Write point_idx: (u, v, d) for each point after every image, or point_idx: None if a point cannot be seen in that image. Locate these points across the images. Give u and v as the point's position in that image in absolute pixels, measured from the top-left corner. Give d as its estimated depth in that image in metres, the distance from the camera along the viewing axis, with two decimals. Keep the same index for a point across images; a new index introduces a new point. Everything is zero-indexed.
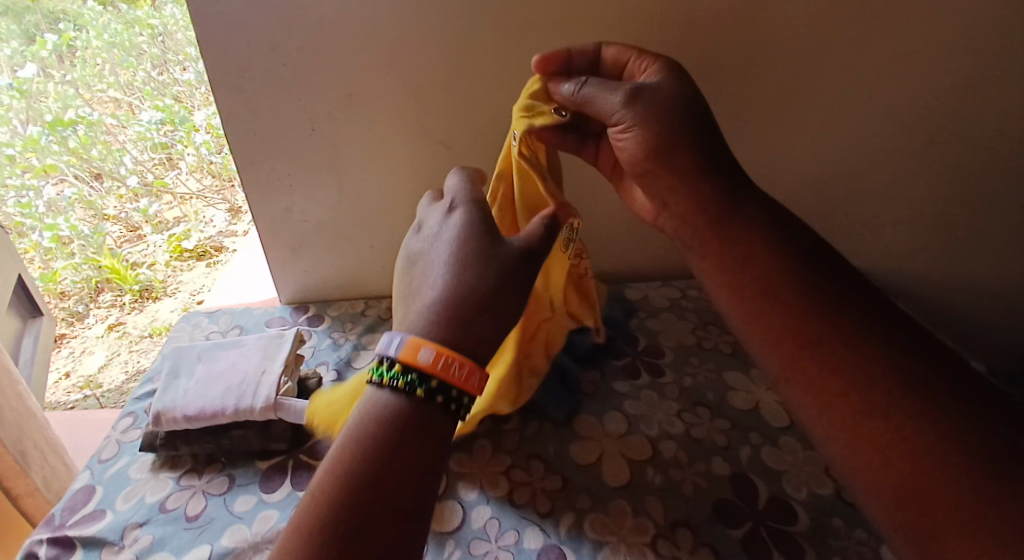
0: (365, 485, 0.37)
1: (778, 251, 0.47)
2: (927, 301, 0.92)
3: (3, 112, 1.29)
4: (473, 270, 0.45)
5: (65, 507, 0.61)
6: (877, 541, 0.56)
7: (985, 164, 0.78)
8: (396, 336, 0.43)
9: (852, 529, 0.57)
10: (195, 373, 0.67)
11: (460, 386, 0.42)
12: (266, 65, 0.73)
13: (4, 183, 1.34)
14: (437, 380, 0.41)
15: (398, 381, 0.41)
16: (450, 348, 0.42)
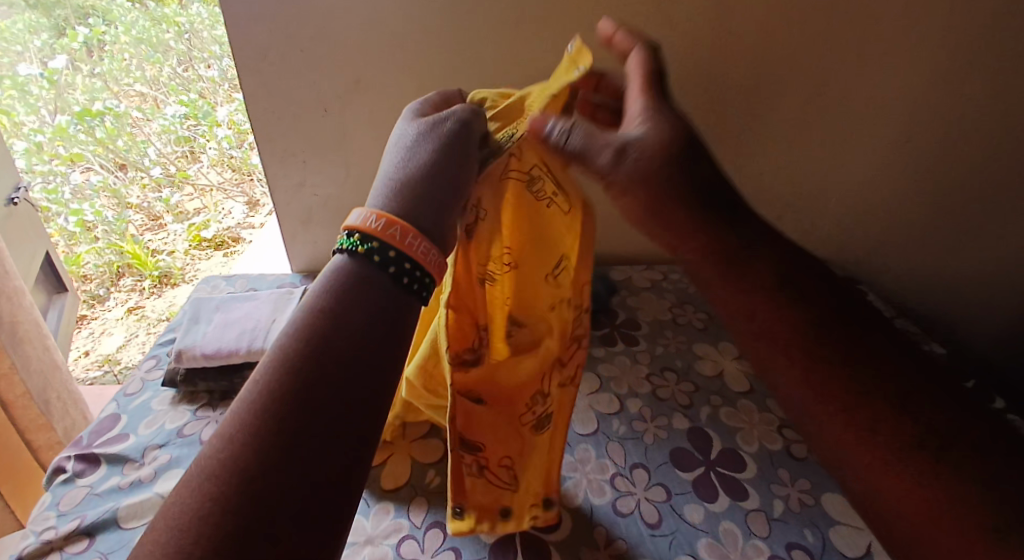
0: (305, 372, 0.32)
1: (789, 304, 0.38)
2: (878, 288, 1.03)
3: (33, 102, 1.42)
4: (441, 151, 0.44)
5: (92, 431, 0.70)
6: (816, 487, 0.62)
7: (923, 152, 0.89)
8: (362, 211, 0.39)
9: (795, 478, 0.63)
10: (214, 320, 0.76)
11: (426, 267, 0.38)
12: (285, 49, 0.81)
13: (32, 169, 1.46)
14: (394, 249, 0.37)
15: (356, 250, 0.37)
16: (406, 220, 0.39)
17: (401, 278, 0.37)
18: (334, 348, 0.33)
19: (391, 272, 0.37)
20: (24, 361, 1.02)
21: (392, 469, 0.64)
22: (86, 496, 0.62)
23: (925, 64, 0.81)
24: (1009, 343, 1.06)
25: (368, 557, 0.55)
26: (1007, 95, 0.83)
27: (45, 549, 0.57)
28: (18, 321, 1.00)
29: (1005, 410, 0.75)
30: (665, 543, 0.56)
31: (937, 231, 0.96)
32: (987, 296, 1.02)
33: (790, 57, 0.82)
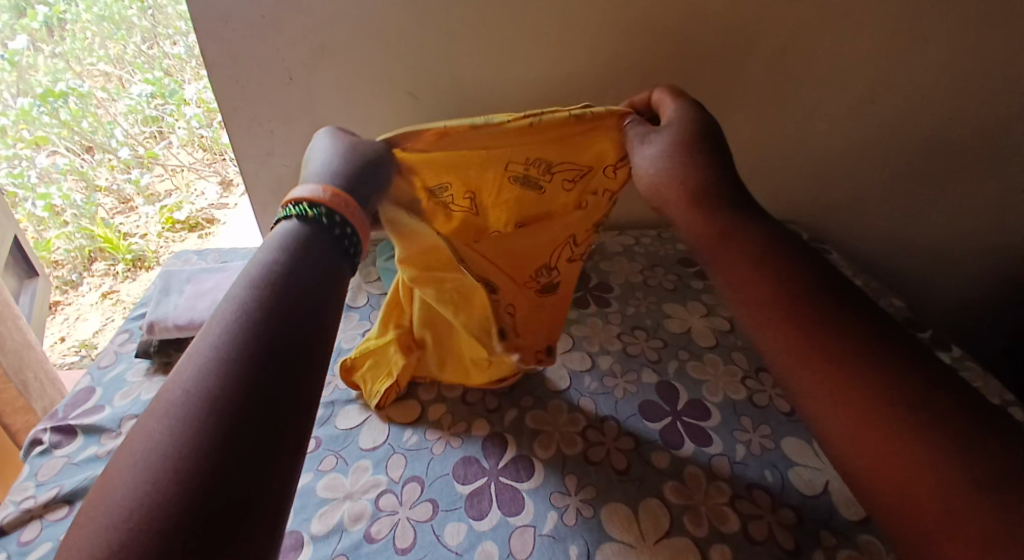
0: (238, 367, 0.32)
1: (775, 246, 0.40)
2: (839, 245, 1.07)
3: None
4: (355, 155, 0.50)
5: (68, 403, 0.70)
6: (778, 432, 0.65)
7: (884, 114, 0.91)
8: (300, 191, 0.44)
9: (758, 424, 0.66)
10: (185, 291, 0.78)
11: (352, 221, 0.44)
12: (247, 16, 0.80)
13: None
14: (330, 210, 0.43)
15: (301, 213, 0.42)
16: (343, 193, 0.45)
17: (339, 236, 0.42)
18: (278, 315, 0.35)
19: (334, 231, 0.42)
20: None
21: (369, 429, 0.66)
22: (64, 465, 0.63)
23: (887, 22, 0.82)
24: (971, 296, 1.09)
25: (348, 511, 0.57)
26: (966, 52, 0.84)
27: (26, 518, 0.58)
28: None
29: (961, 358, 0.79)
30: (633, 486, 0.59)
31: (901, 189, 0.98)
32: (950, 251, 1.05)
33: (754, 19, 0.82)
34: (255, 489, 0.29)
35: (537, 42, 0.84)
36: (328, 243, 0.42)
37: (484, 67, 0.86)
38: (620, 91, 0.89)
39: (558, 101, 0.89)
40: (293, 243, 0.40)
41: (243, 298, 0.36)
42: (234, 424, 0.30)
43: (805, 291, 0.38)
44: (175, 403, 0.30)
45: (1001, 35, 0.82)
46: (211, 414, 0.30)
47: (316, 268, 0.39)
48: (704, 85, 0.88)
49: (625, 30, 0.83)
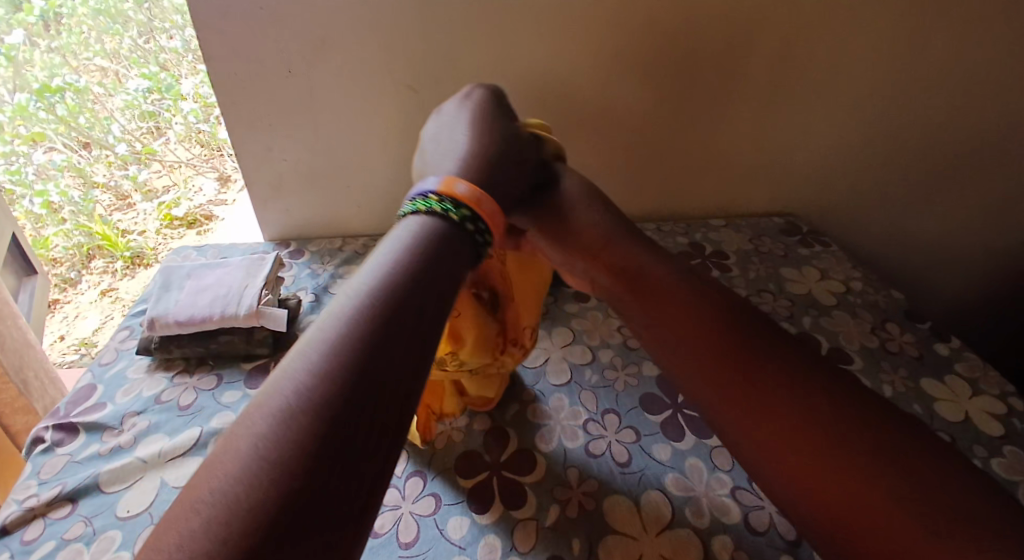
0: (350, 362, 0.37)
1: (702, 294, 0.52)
2: (841, 238, 1.06)
3: None
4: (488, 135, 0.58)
5: (70, 401, 0.70)
6: None
7: (888, 103, 0.90)
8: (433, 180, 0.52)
9: None
10: (185, 287, 0.78)
11: (488, 224, 0.52)
12: (245, 9, 0.79)
13: None
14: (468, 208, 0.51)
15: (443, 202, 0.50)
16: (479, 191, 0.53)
17: (473, 237, 0.50)
18: (402, 314, 0.40)
19: (460, 223, 0.50)
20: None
21: None
22: (66, 463, 0.63)
23: (891, 11, 0.81)
24: (971, 288, 1.09)
25: None
26: (969, 41, 0.83)
27: (29, 517, 0.58)
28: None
29: (961, 349, 0.79)
30: (634, 479, 0.59)
31: (901, 182, 0.98)
32: (950, 243, 1.04)
33: (756, 8, 0.81)
34: (343, 477, 0.33)
35: (537, 34, 0.83)
36: (461, 242, 0.49)
37: (484, 60, 0.85)
38: (622, 84, 0.88)
39: (559, 95, 0.89)
40: (418, 245, 0.46)
41: (366, 299, 0.40)
42: (343, 404, 0.35)
43: (741, 332, 0.48)
44: (302, 381, 0.36)
45: (1006, 23, 0.82)
46: (327, 395, 0.35)
47: (428, 273, 0.44)
48: (706, 76, 0.87)
49: (626, 22, 0.83)
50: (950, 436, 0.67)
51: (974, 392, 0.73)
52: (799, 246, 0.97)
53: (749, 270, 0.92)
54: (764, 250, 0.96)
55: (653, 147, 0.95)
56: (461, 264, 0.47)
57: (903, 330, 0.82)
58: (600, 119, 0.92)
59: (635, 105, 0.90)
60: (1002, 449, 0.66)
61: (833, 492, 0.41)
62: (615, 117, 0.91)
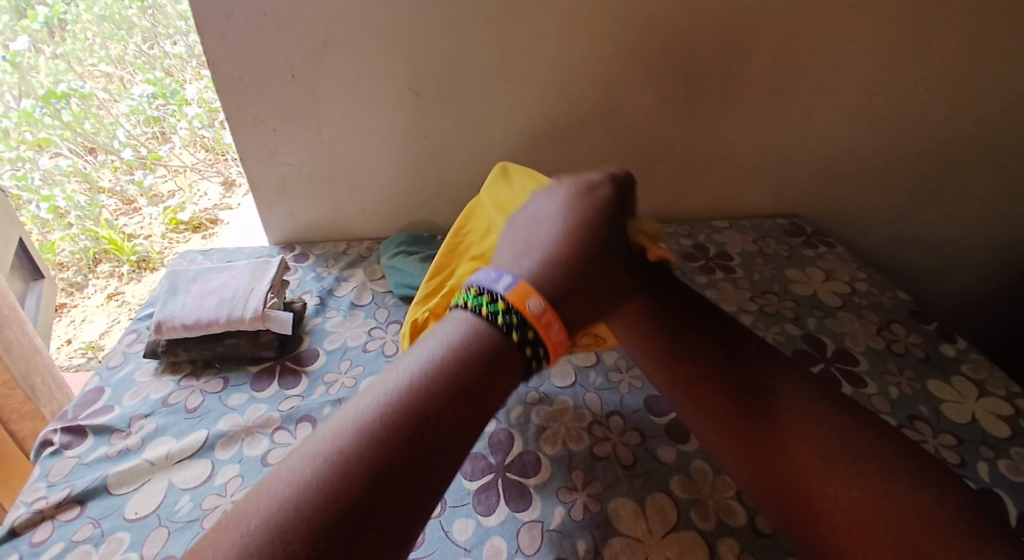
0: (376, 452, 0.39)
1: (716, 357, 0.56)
2: (847, 240, 1.06)
3: None
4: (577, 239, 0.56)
5: (77, 404, 0.70)
6: None
7: (890, 103, 0.90)
8: (506, 280, 0.50)
9: None
10: (191, 290, 0.78)
11: (542, 339, 0.49)
12: (248, 14, 0.80)
13: None
14: (533, 330, 0.48)
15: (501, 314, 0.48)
16: (548, 309, 0.50)
17: (524, 352, 0.48)
18: (426, 413, 0.42)
19: (519, 343, 0.48)
20: (5, 347, 1.01)
21: None
22: (75, 466, 0.63)
23: (891, 11, 0.82)
24: (975, 287, 1.09)
25: None
26: (969, 41, 0.84)
27: (37, 518, 0.58)
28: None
29: (968, 350, 0.78)
30: (640, 482, 0.59)
31: (905, 180, 0.98)
32: (954, 242, 1.04)
33: (756, 9, 0.82)
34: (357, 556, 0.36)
35: (539, 37, 0.84)
36: (505, 351, 0.47)
37: (486, 63, 0.86)
38: (623, 85, 0.88)
39: (561, 98, 0.89)
40: (475, 335, 0.47)
41: (395, 391, 0.42)
42: (360, 495, 0.38)
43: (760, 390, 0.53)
44: (327, 463, 0.39)
45: (1005, 21, 0.82)
46: (344, 484, 0.38)
47: (460, 370, 0.44)
48: (707, 77, 0.87)
49: (626, 23, 0.83)
50: (957, 437, 0.67)
51: (981, 393, 0.73)
52: (803, 247, 0.97)
53: (753, 272, 0.92)
54: (768, 251, 0.96)
55: (655, 148, 0.95)
56: (500, 374, 0.46)
57: (909, 330, 0.82)
58: (602, 121, 0.92)
59: (636, 108, 0.90)
60: (1009, 450, 0.66)
61: (858, 513, 0.43)
62: (616, 118, 0.91)
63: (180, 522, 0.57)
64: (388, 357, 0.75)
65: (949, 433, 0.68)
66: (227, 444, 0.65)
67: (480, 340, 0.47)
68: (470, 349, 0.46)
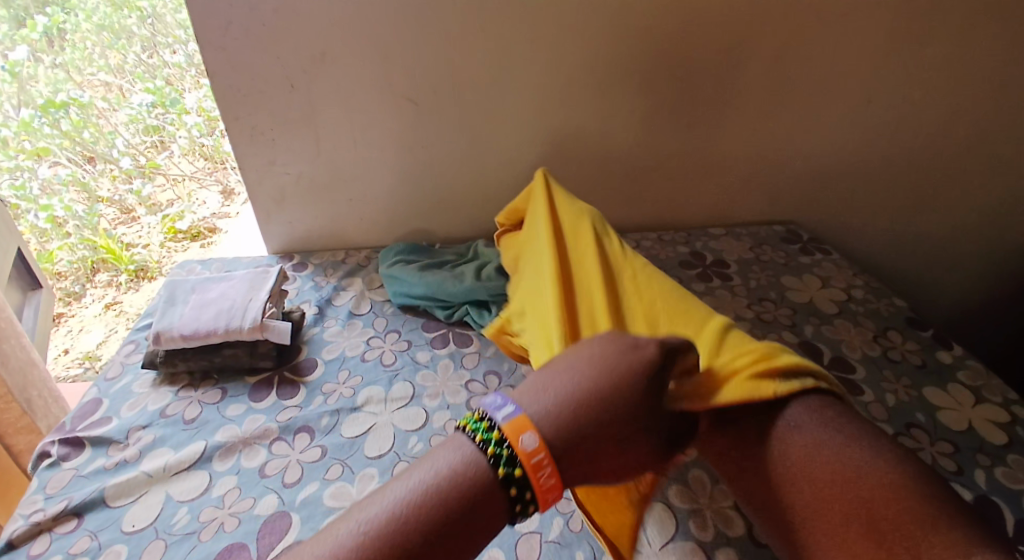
0: None
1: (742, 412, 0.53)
2: (843, 246, 1.07)
3: None
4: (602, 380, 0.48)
5: (75, 415, 0.70)
6: None
7: (883, 109, 0.91)
8: (507, 407, 0.46)
9: None
10: (190, 301, 0.78)
11: (531, 486, 0.43)
12: (247, 25, 0.81)
13: None
14: (521, 471, 0.43)
15: (490, 448, 0.44)
16: (546, 450, 0.44)
17: (512, 500, 0.43)
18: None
19: (504, 483, 0.43)
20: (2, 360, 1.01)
21: (375, 437, 0.66)
22: (73, 478, 0.63)
23: (882, 19, 0.83)
24: (970, 293, 1.10)
25: None
26: (960, 47, 0.85)
27: (35, 531, 0.58)
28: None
29: (964, 357, 0.79)
30: None
31: (899, 187, 0.98)
32: (950, 249, 1.05)
33: (749, 17, 0.82)
34: None
35: (535, 46, 0.84)
36: (489, 501, 0.42)
37: (482, 72, 0.86)
38: (619, 94, 0.89)
39: (558, 107, 0.90)
40: (464, 467, 0.43)
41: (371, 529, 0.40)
42: None
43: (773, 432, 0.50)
44: None
45: (995, 27, 0.83)
46: None
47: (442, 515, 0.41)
48: (702, 85, 0.88)
49: (622, 33, 0.84)
50: (954, 445, 0.67)
51: (977, 399, 0.73)
52: (800, 254, 0.98)
53: (750, 279, 0.92)
54: (765, 258, 0.97)
55: (652, 157, 0.96)
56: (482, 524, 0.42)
57: (905, 337, 0.82)
58: (598, 130, 0.92)
59: (633, 116, 0.91)
60: (1006, 458, 0.66)
61: (827, 485, 0.46)
62: (612, 127, 0.92)
63: (177, 535, 0.57)
64: (386, 366, 0.75)
65: (947, 441, 0.68)
66: (225, 455, 0.65)
67: (475, 476, 0.43)
68: (459, 486, 0.42)
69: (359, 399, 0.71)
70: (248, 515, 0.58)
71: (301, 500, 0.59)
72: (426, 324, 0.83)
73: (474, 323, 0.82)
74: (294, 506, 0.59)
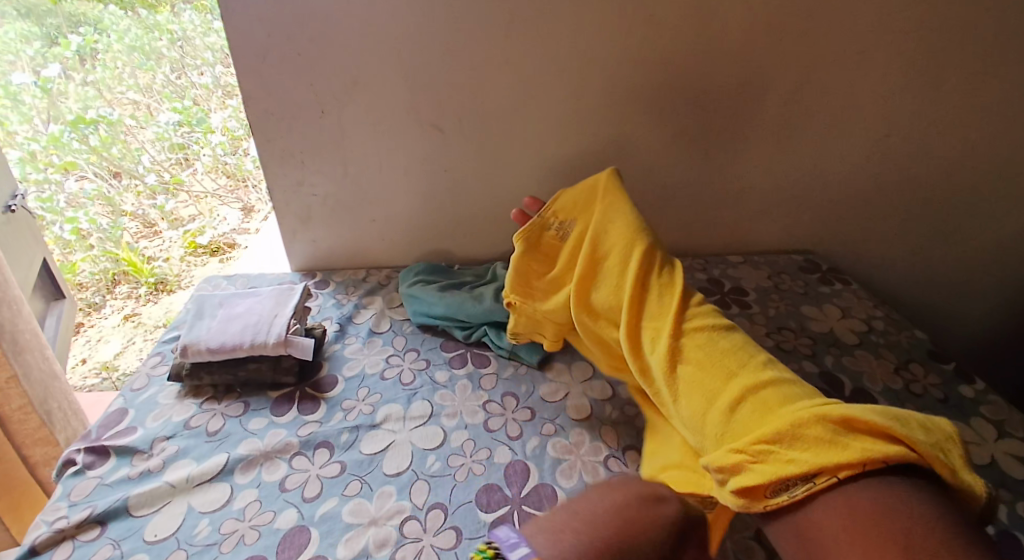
0: None
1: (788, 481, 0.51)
2: (860, 277, 1.06)
3: (26, 111, 1.37)
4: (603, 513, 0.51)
5: (101, 424, 0.72)
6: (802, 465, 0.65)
7: (901, 142, 0.91)
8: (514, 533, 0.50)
9: None
10: (217, 315, 0.80)
11: None
12: (282, 53, 0.85)
13: (26, 178, 1.39)
14: None
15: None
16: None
17: None
18: None
19: None
20: (25, 371, 1.03)
21: (393, 455, 0.66)
22: (96, 486, 0.65)
23: (899, 55, 0.84)
24: (988, 327, 1.09)
25: (373, 537, 0.57)
26: (977, 84, 0.86)
27: (58, 538, 0.59)
28: (18, 330, 1.01)
29: (986, 391, 0.78)
30: None
31: (917, 220, 0.99)
32: (969, 281, 1.04)
33: (768, 53, 0.84)
34: None
35: (558, 76, 0.87)
36: None
37: (507, 100, 0.89)
38: (639, 124, 0.91)
39: (579, 135, 0.92)
40: None
41: None
42: None
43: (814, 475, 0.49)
44: None
45: (1012, 64, 0.84)
46: None
47: None
48: (721, 116, 0.90)
49: (643, 66, 0.86)
50: None
51: (998, 435, 0.72)
52: (818, 284, 0.98)
53: (769, 307, 0.92)
54: (783, 287, 0.97)
55: (670, 185, 0.97)
56: None
57: (927, 370, 0.81)
58: (617, 157, 0.94)
59: (651, 144, 0.93)
60: None
61: (862, 509, 0.44)
62: (632, 155, 0.94)
63: (198, 546, 0.58)
64: (405, 385, 0.76)
65: None
66: (246, 468, 0.65)
67: None
68: None
69: (378, 417, 0.71)
70: (267, 528, 0.59)
71: (320, 515, 0.60)
72: (445, 344, 0.84)
73: (492, 344, 0.83)
74: (313, 521, 0.59)
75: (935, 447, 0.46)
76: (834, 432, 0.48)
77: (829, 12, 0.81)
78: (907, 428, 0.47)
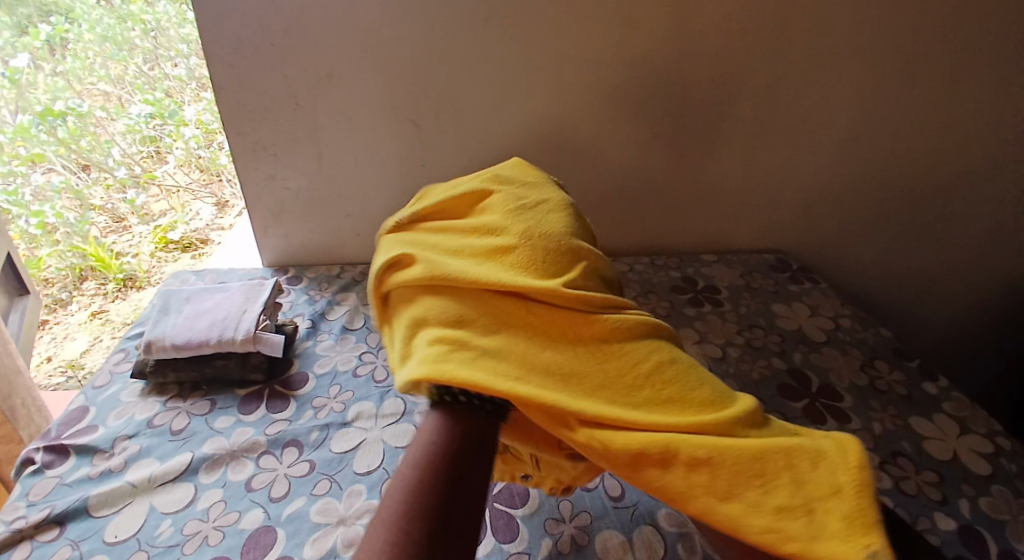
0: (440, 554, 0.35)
1: None
2: (831, 277, 1.08)
3: None
4: None
5: (61, 422, 0.70)
6: None
7: (873, 145, 0.93)
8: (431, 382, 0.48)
9: None
10: (183, 311, 0.78)
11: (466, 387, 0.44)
12: (255, 44, 0.83)
13: None
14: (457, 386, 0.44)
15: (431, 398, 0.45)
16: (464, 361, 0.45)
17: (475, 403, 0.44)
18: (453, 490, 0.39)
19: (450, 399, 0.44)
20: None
21: (363, 453, 0.65)
22: (56, 486, 0.63)
23: (873, 61, 0.86)
24: (955, 327, 1.12)
25: (341, 537, 0.57)
26: (946, 91, 0.88)
27: (16, 538, 0.57)
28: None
29: (948, 388, 0.80)
30: (626, 514, 0.61)
31: (888, 221, 1.01)
32: (936, 280, 1.07)
33: (746, 55, 0.85)
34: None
35: (538, 73, 0.86)
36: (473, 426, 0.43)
37: (485, 96, 0.88)
38: (617, 123, 0.91)
39: (557, 132, 0.92)
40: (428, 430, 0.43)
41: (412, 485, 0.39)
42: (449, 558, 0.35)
43: None
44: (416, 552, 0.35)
45: (980, 72, 0.86)
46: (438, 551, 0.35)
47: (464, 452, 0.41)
48: (700, 117, 0.91)
49: (622, 65, 0.86)
50: (939, 474, 0.68)
51: (962, 430, 0.74)
52: (789, 283, 0.99)
53: (740, 306, 0.94)
54: (755, 286, 0.98)
55: (647, 184, 0.97)
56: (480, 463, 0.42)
57: (892, 367, 0.83)
58: (595, 155, 0.94)
59: (629, 144, 0.93)
60: (989, 488, 0.67)
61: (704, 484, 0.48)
62: (610, 154, 0.94)
63: (160, 547, 0.56)
64: (378, 382, 0.75)
65: (932, 471, 0.69)
66: (212, 468, 0.64)
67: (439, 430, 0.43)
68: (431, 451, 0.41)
69: (349, 414, 0.70)
70: (232, 529, 0.57)
71: (286, 515, 0.59)
72: None
73: None
74: (280, 521, 0.58)
75: (785, 514, 0.39)
76: (676, 469, 0.41)
77: (805, 17, 0.83)
78: (758, 492, 0.40)
